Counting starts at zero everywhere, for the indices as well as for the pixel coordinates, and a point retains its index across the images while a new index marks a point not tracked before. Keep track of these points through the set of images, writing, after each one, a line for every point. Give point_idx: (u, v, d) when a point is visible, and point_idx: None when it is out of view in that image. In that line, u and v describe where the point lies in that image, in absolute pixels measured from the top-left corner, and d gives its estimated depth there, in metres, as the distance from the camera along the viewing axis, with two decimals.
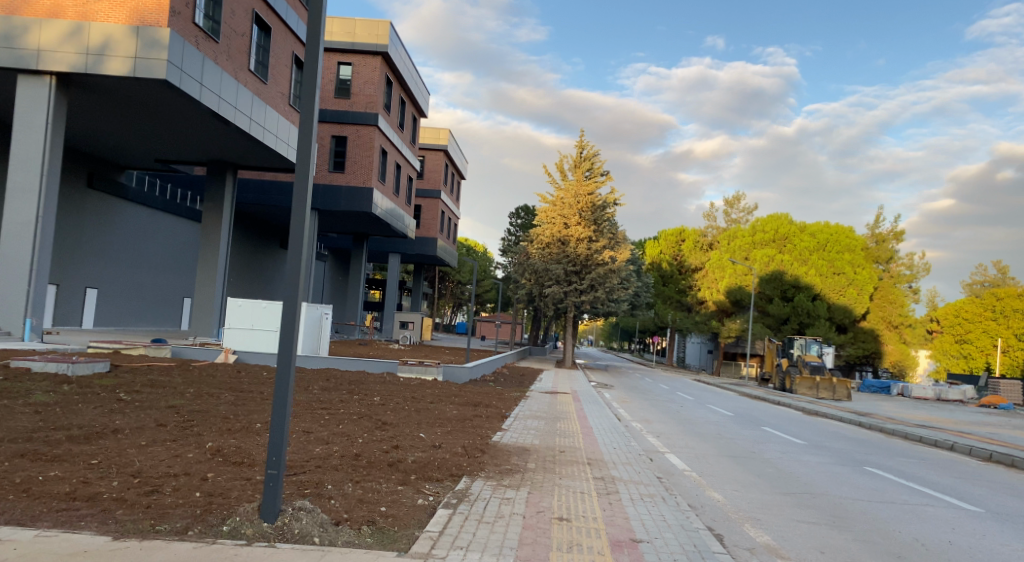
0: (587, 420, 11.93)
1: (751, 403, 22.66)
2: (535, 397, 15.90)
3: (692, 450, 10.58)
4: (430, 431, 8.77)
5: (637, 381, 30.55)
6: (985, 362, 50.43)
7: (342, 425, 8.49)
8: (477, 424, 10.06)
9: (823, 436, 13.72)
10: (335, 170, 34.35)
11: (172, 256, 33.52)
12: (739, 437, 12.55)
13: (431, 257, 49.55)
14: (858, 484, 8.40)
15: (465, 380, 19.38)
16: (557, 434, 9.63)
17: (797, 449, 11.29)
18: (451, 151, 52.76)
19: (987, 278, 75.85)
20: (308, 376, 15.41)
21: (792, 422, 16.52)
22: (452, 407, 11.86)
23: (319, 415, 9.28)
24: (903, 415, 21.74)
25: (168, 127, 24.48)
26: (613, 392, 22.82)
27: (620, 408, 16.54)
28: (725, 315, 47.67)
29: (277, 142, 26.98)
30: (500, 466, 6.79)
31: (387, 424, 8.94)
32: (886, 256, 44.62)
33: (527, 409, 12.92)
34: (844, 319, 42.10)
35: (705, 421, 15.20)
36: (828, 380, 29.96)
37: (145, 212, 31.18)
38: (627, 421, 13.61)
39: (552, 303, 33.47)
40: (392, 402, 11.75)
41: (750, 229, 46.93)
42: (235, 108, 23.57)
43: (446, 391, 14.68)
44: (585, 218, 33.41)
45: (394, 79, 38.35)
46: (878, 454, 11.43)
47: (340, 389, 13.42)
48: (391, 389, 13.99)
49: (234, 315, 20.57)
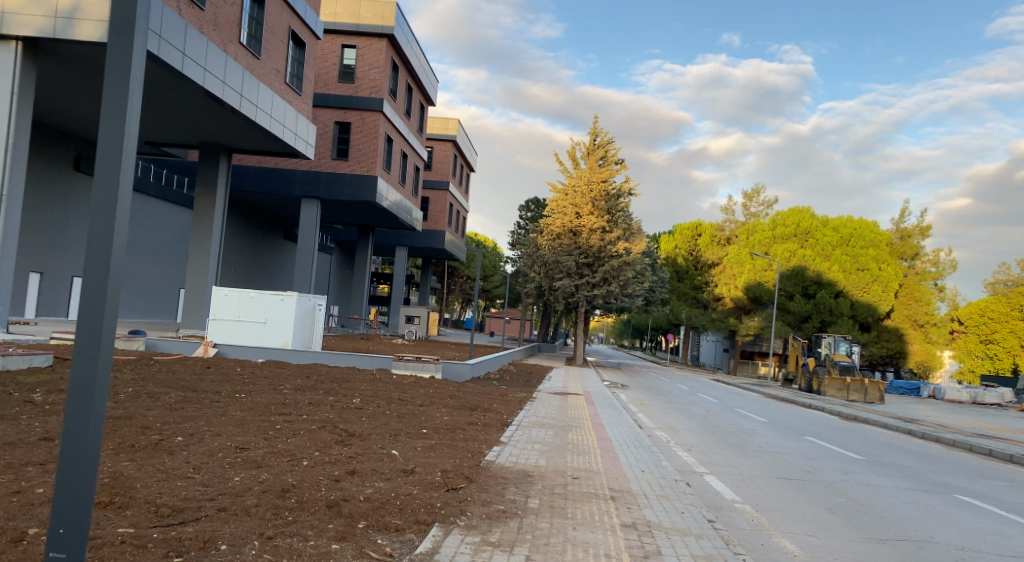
0: (604, 430, 10.03)
1: (779, 408, 20.63)
2: (544, 400, 13.99)
3: (738, 470, 8.64)
4: (410, 450, 6.81)
5: (653, 380, 28.51)
6: (1012, 363, 47.99)
7: (292, 441, 6.50)
8: (470, 438, 8.03)
9: (880, 450, 11.68)
10: (338, 157, 32.41)
11: (167, 245, 31.70)
12: (787, 451, 10.52)
13: (439, 249, 47.71)
14: (968, 530, 6.38)
15: (467, 378, 17.55)
16: (570, 452, 7.61)
17: (860, 468, 9.28)
18: (460, 140, 50.75)
19: (1010, 277, 73.18)
20: (284, 374, 13.49)
21: (835, 431, 14.49)
22: (444, 413, 9.87)
23: (271, 425, 7.33)
24: (948, 421, 19.59)
25: (154, 104, 22.69)
26: (629, 393, 20.85)
27: (640, 413, 14.63)
28: (743, 312, 45.72)
29: (271, 123, 25.17)
30: (490, 508, 4.80)
31: (353, 439, 6.97)
32: (911, 252, 41.77)
33: (534, 416, 11.00)
34: (868, 317, 39.86)
35: (738, 430, 13.19)
36: (859, 381, 27.89)
37: (139, 199, 29.46)
38: (651, 430, 11.64)
39: (562, 297, 31.57)
40: (371, 407, 9.74)
41: (770, 223, 44.78)
42: (222, 82, 21.80)
43: (441, 392, 12.69)
44: (598, 207, 31.32)
45: (401, 63, 36.41)
46: (956, 475, 9.37)
47: (314, 389, 11.49)
48: (377, 390, 12.06)
49: (219, 306, 18.86)
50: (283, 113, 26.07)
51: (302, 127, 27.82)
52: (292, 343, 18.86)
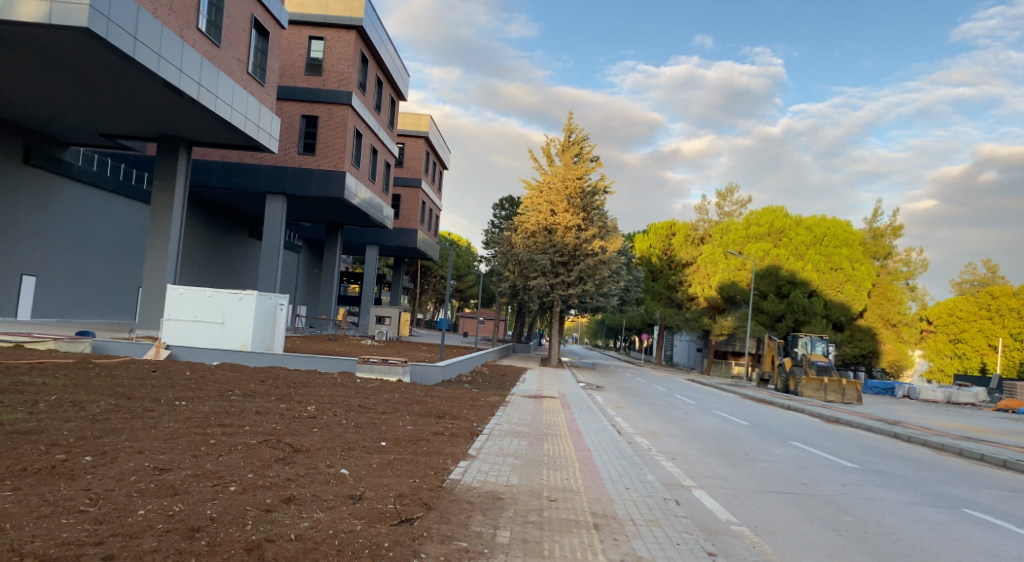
0: (582, 439, 9.24)
1: (759, 409, 20.03)
2: (518, 404, 13.18)
3: (728, 482, 7.91)
4: (365, 470, 5.94)
5: (629, 382, 27.78)
6: (981, 362, 48.16)
7: (223, 460, 5.58)
8: (434, 451, 7.18)
9: (871, 456, 11.04)
10: (305, 152, 31.32)
11: (125, 242, 30.31)
12: (776, 459, 9.82)
13: (411, 248, 46.66)
14: (990, 554, 5.72)
15: (437, 381, 16.68)
16: (545, 467, 6.82)
17: (857, 479, 8.60)
18: (433, 137, 49.69)
19: (977, 277, 73.96)
20: (237, 378, 12.53)
21: (820, 435, 13.87)
22: (407, 422, 8.99)
23: (204, 439, 6.40)
24: (929, 422, 19.10)
25: (106, 92, 21.49)
26: (606, 395, 20.06)
27: (618, 417, 13.88)
28: (717, 312, 45.40)
29: (232, 114, 24.06)
30: (449, 549, 4.02)
31: (299, 456, 6.08)
32: (883, 252, 41.70)
33: (506, 423, 10.18)
34: (841, 317, 39.61)
35: (722, 435, 12.49)
36: (837, 382, 27.51)
37: (95, 193, 28.13)
38: (630, 437, 10.89)
39: (537, 296, 30.81)
40: (326, 416, 8.81)
41: (744, 222, 44.47)
42: (179, 71, 20.70)
43: (406, 397, 11.81)
44: (573, 204, 30.58)
45: (371, 56, 35.36)
46: (956, 485, 8.76)
47: (265, 395, 10.52)
48: (336, 396, 11.11)
49: (174, 306, 17.80)
50: (245, 104, 24.96)
51: (266, 120, 26.72)
52: (251, 345, 17.83)
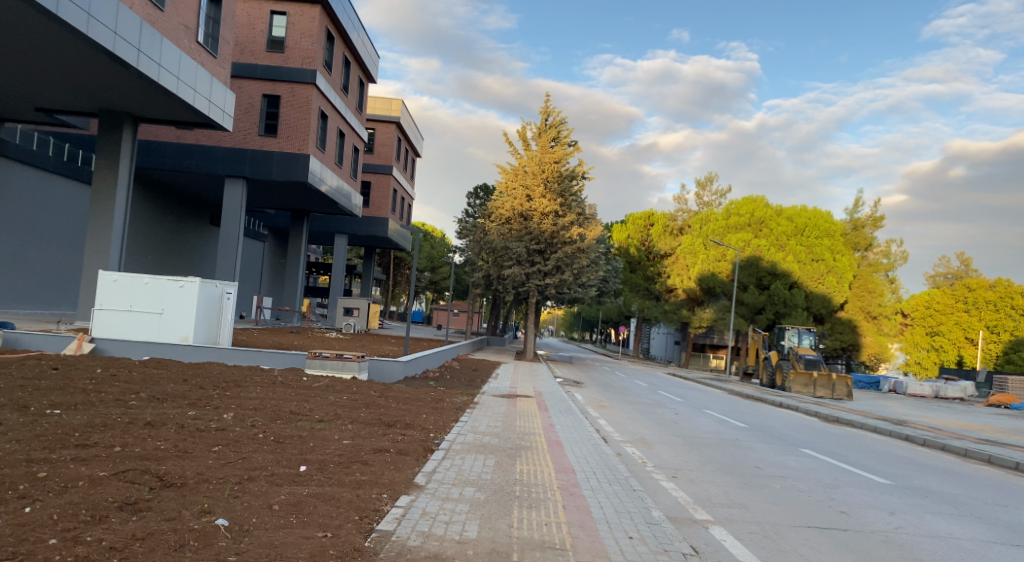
0: (564, 456, 7.44)
1: (752, 407, 18.38)
2: (487, 406, 11.40)
3: (763, 514, 6.15)
4: (260, 516, 4.21)
5: (610, 377, 26.13)
6: (958, 355, 47.34)
7: (26, 512, 3.83)
8: (368, 480, 5.35)
9: (900, 469, 9.40)
10: (265, 133, 29.07)
11: (67, 227, 28.03)
12: (797, 477, 8.09)
13: (382, 238, 44.59)
14: None
15: (399, 377, 14.84)
16: (518, 504, 5.08)
17: (904, 504, 6.95)
18: (404, 122, 47.42)
19: (950, 270, 73.63)
20: (155, 378, 10.56)
21: (829, 439, 12.26)
22: (344, 436, 7.12)
23: (30, 472, 4.49)
24: (932, 421, 17.65)
25: (31, 57, 19.16)
26: (585, 393, 18.36)
27: (602, 420, 12.14)
28: (696, 304, 44.07)
29: (179, 86, 21.82)
30: None
31: (164, 494, 4.33)
32: (864, 243, 40.17)
33: (471, 433, 8.40)
34: (822, 309, 38.27)
35: (724, 442, 10.78)
36: (826, 376, 26.08)
37: (34, 174, 25.83)
38: (618, 447, 9.17)
39: (511, 286, 28.99)
40: (239, 430, 6.91)
41: (724, 212, 43.00)
42: (114, 34, 18.44)
43: (355, 400, 9.90)
44: (551, 188, 28.83)
45: (337, 34, 33.08)
46: (1018, 510, 7.17)
47: (175, 400, 8.54)
48: (268, 400, 9.16)
49: (105, 294, 15.71)
50: (194, 76, 22.76)
51: (219, 94, 24.50)
52: (194, 338, 15.74)
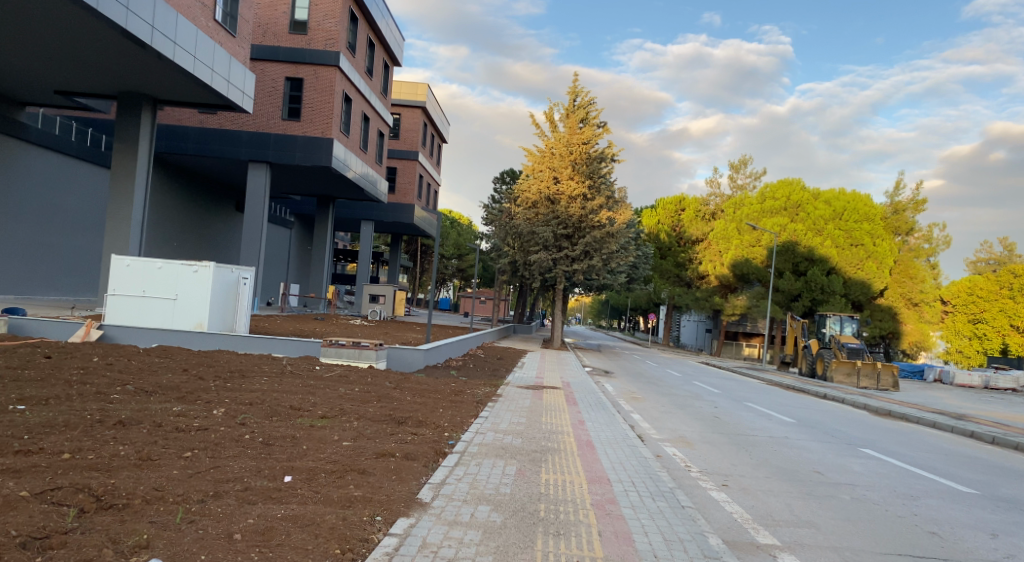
0: (597, 461, 6.40)
1: (797, 400, 17.14)
2: (511, 399, 10.41)
3: (846, 538, 5.10)
4: (212, 552, 3.46)
5: (641, 366, 25.08)
6: (1001, 343, 45.25)
7: None
8: (362, 495, 4.42)
9: (980, 474, 8.25)
10: (289, 117, 28.07)
11: (89, 212, 27.65)
12: (868, 485, 7.00)
13: (408, 224, 43.80)
14: None
15: (421, 366, 13.94)
16: (543, 532, 4.14)
17: (1005, 521, 5.85)
18: (430, 106, 46.39)
19: (992, 255, 70.72)
20: (154, 367, 9.76)
21: (889, 437, 11.07)
22: (344, 437, 6.18)
23: None
24: (992, 414, 16.28)
25: (44, 37, 18.48)
26: (617, 383, 17.27)
27: (637, 415, 11.09)
28: (729, 291, 42.66)
29: (195, 65, 21.04)
30: None
31: (93, 522, 3.63)
32: (905, 227, 38.17)
33: (491, 432, 7.44)
34: (861, 296, 36.66)
35: (775, 440, 9.69)
36: (871, 365, 24.68)
37: (56, 160, 25.43)
38: (659, 447, 8.18)
39: (538, 272, 27.95)
40: (225, 428, 6.02)
41: (759, 195, 41.29)
42: (126, 10, 17.59)
43: (366, 393, 8.98)
44: (579, 169, 27.64)
45: (360, 15, 32.08)
46: None
47: (165, 392, 7.70)
48: (270, 393, 8.26)
49: (117, 279, 15.00)
50: (212, 55, 21.98)
51: (238, 74, 23.73)
52: (209, 325, 14.97)
